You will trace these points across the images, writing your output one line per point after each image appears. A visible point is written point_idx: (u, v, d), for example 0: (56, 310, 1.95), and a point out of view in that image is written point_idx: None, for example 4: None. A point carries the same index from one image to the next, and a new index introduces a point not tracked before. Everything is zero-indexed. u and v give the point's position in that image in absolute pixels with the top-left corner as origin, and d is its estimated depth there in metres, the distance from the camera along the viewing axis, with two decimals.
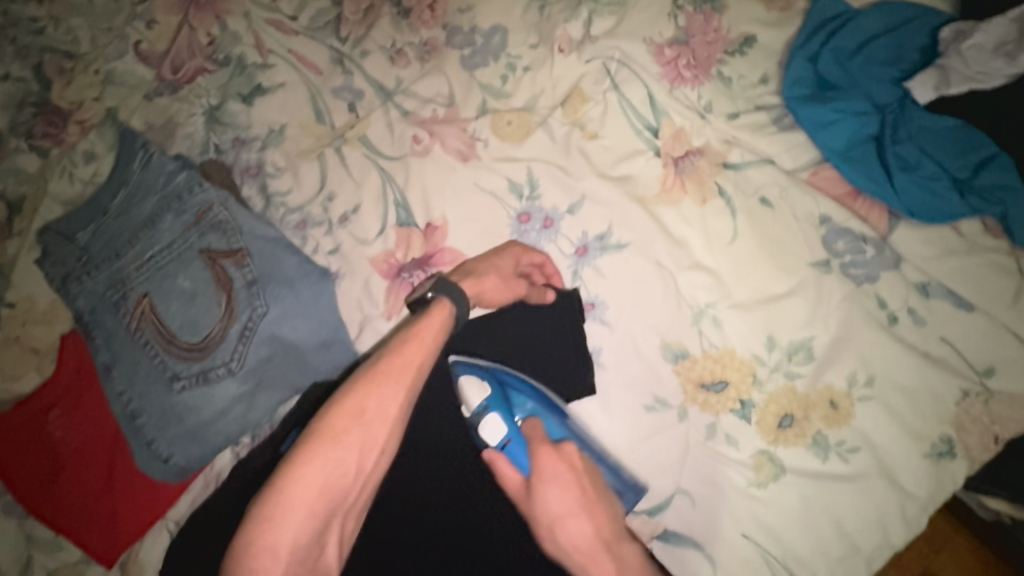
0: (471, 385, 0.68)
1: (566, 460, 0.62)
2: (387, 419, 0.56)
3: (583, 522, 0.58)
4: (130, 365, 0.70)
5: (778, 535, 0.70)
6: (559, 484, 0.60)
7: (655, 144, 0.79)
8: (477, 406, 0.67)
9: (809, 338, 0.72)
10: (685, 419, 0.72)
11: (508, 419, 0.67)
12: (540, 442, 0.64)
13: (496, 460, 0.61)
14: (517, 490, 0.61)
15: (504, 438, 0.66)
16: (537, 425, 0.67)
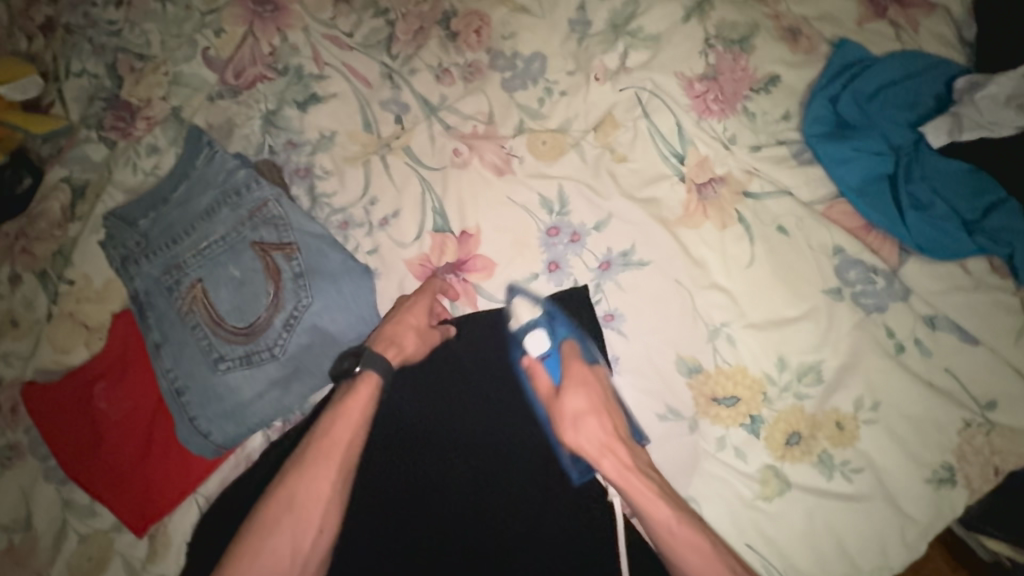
0: (524, 302, 0.80)
1: (599, 378, 0.76)
2: (319, 496, 0.68)
3: (597, 425, 0.74)
4: (178, 346, 0.75)
5: (781, 548, 0.72)
6: (585, 389, 0.75)
7: (680, 170, 0.84)
8: (526, 321, 0.80)
9: (818, 361, 0.76)
10: (696, 430, 0.76)
11: (552, 338, 0.79)
12: (581, 361, 0.77)
13: (535, 367, 0.80)
14: (546, 393, 0.79)
15: (544, 352, 0.79)
16: (574, 348, 0.78)
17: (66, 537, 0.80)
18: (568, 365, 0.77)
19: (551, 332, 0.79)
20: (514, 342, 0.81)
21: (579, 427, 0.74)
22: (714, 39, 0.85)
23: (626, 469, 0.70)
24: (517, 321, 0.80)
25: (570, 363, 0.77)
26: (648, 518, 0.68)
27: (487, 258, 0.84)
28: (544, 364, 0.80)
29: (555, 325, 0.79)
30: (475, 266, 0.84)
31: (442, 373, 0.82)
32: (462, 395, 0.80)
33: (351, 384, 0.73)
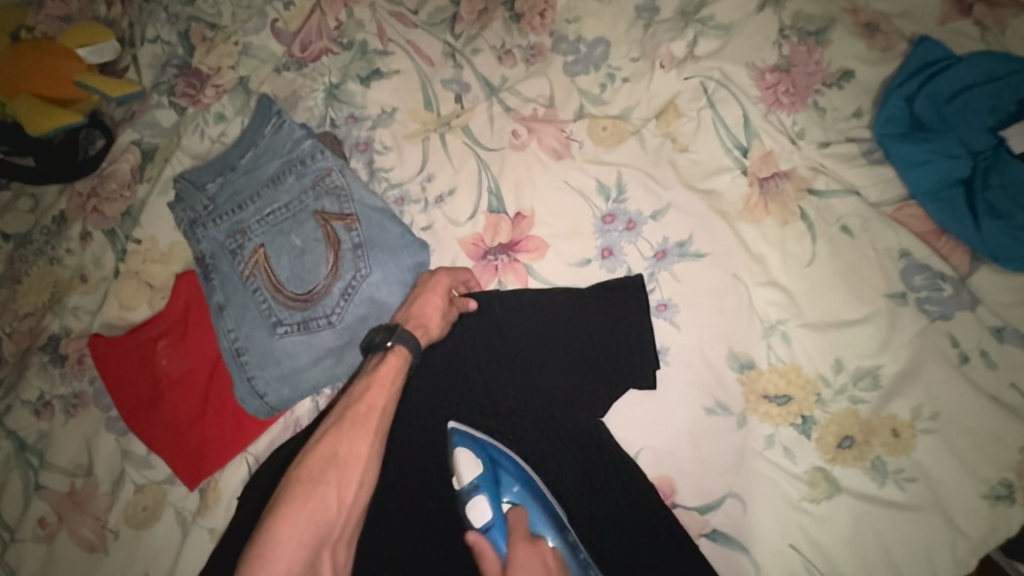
0: (464, 454, 0.76)
1: (541, 556, 0.74)
2: (359, 456, 0.65)
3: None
4: (239, 308, 0.77)
5: (826, 552, 0.71)
6: (536, 569, 0.73)
7: (743, 163, 0.82)
8: (467, 483, 0.76)
9: (876, 366, 0.74)
10: (745, 426, 0.75)
11: (494, 506, 0.78)
12: (523, 531, 0.77)
13: (480, 543, 0.72)
14: (495, 573, 0.71)
15: (489, 523, 0.77)
16: (521, 517, 0.77)
17: (123, 485, 0.83)
18: (514, 548, 0.75)
19: (489, 503, 0.77)
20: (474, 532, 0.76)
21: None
22: (788, 31, 0.84)
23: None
24: (459, 482, 0.77)
25: (514, 541, 0.75)
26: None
27: (540, 240, 0.84)
28: (488, 536, 0.77)
29: (503, 485, 0.79)
30: (528, 247, 0.84)
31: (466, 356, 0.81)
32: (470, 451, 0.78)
33: (380, 356, 0.70)
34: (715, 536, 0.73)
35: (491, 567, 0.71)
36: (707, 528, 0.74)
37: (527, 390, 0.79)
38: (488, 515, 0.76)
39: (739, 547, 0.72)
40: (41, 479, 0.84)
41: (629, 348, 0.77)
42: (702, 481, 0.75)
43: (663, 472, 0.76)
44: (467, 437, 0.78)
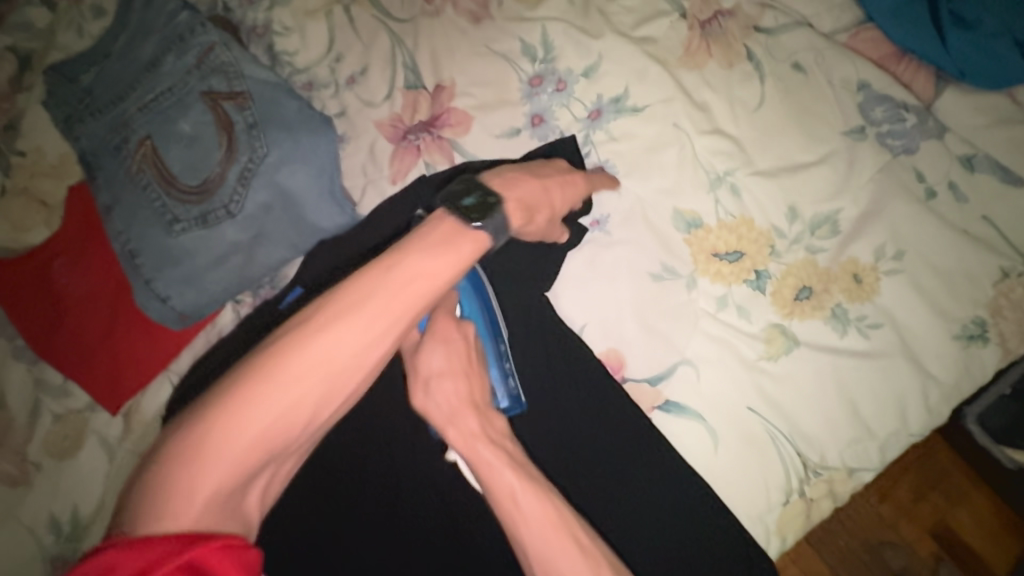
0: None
1: (461, 336, 0.62)
2: (361, 366, 0.47)
3: (456, 383, 0.59)
4: (130, 208, 0.70)
5: (788, 412, 0.66)
6: (446, 346, 0.60)
7: (681, 4, 0.74)
8: None
9: (835, 211, 0.68)
10: (694, 288, 0.69)
11: (435, 316, 0.64)
12: (448, 308, 0.62)
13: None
14: (406, 340, 0.61)
15: None
16: (450, 294, 0.64)
17: (41, 415, 0.78)
18: (434, 313, 0.61)
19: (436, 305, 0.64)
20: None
21: (423, 386, 0.59)
22: None
23: (474, 437, 0.56)
24: None
25: (436, 307, 0.62)
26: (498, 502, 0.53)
27: (463, 112, 0.76)
28: None
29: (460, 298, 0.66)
30: (451, 121, 0.76)
31: None
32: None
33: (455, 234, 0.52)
34: (668, 408, 0.68)
35: (403, 328, 0.62)
36: (659, 400, 0.68)
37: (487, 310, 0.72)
38: None
39: (693, 416, 0.67)
40: None
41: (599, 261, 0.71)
42: (650, 352, 0.68)
43: (611, 346, 0.69)
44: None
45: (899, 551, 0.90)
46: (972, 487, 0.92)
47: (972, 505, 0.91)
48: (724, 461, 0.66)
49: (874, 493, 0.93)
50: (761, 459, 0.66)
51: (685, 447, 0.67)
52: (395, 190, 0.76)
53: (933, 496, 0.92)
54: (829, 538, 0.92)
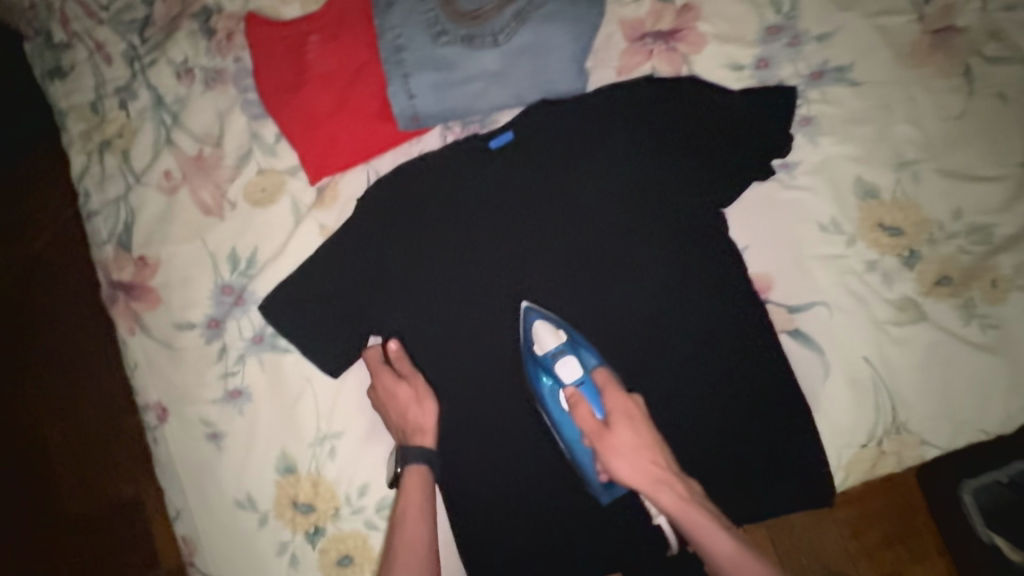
0: (543, 328, 0.77)
1: (630, 405, 0.72)
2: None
3: (651, 456, 0.70)
4: (410, 11, 0.82)
5: (895, 371, 0.76)
6: (629, 421, 0.71)
7: (923, 9, 0.82)
8: (553, 348, 0.76)
9: (992, 225, 0.77)
10: (852, 246, 0.79)
11: (580, 368, 0.75)
12: (617, 388, 0.74)
13: (579, 401, 0.73)
14: (593, 430, 0.72)
15: (577, 380, 0.75)
16: (608, 376, 0.74)
17: (246, 163, 0.87)
18: (609, 401, 0.73)
19: (580, 361, 0.76)
20: (537, 369, 0.77)
21: (626, 455, 0.69)
22: None
23: (705, 526, 0.66)
24: (542, 348, 0.76)
25: (608, 396, 0.73)
26: (721, 564, 0.64)
27: (701, 35, 0.85)
28: (582, 393, 0.74)
29: (584, 353, 0.77)
30: (687, 39, 0.85)
31: (619, 153, 0.81)
32: (569, 227, 0.81)
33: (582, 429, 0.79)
34: (796, 335, 0.78)
35: (586, 417, 0.72)
36: (791, 326, 0.78)
37: (667, 205, 0.80)
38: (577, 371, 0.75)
39: (815, 348, 0.77)
40: (172, 136, 0.88)
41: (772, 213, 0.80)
42: (796, 285, 0.78)
43: (765, 270, 0.79)
44: (543, 316, 0.78)
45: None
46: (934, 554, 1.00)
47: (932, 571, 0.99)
48: (828, 392, 0.77)
49: (850, 530, 1.00)
50: (859, 401, 0.76)
51: (799, 370, 0.77)
52: (619, 80, 0.85)
53: (897, 550, 1.00)
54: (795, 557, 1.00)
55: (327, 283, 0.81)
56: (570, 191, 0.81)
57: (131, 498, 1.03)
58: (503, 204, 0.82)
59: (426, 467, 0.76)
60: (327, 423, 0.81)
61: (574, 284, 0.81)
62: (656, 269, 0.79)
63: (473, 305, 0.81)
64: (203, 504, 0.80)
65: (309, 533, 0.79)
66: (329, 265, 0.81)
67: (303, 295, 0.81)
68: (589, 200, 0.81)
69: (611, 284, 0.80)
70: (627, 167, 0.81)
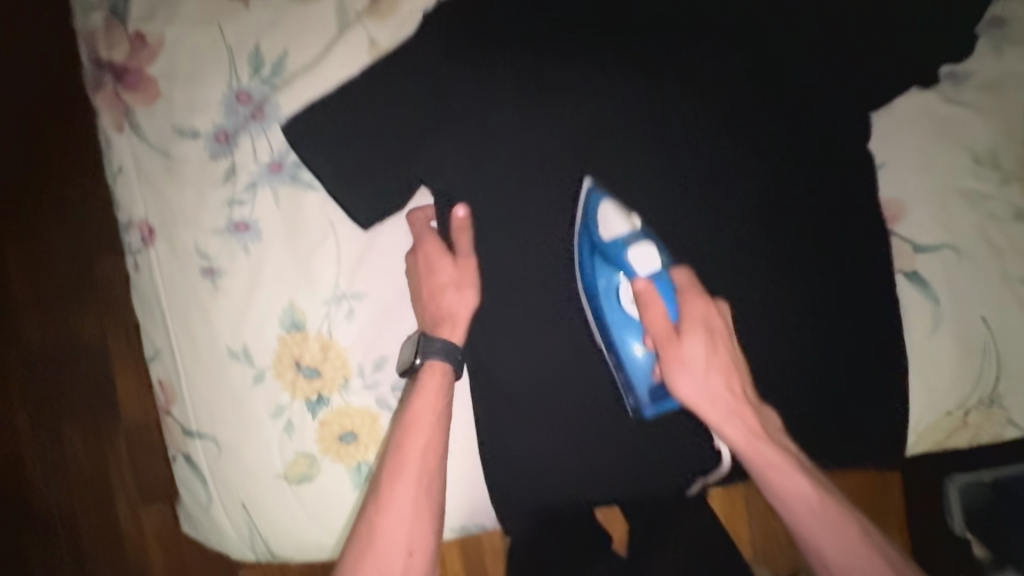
0: (612, 211, 0.64)
1: (712, 314, 0.62)
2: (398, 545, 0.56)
3: (726, 375, 0.61)
4: None
5: (1011, 337, 0.67)
6: (706, 329, 0.61)
7: None
8: (625, 234, 0.64)
9: None
10: (1003, 186, 0.67)
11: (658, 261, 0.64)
12: (697, 288, 0.63)
13: (650, 296, 0.63)
14: (661, 332, 0.62)
15: (651, 274, 0.64)
16: (689, 277, 0.63)
17: None
18: (687, 303, 0.62)
19: (658, 251, 0.64)
20: (594, 259, 0.65)
21: (695, 370, 0.61)
22: None
23: (774, 460, 0.58)
24: (610, 233, 0.64)
25: (687, 296, 0.62)
26: (784, 498, 0.56)
27: None
28: (655, 290, 0.64)
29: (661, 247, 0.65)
30: None
31: (769, 16, 0.64)
32: (689, 99, 0.64)
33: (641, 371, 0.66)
34: (913, 277, 0.66)
35: (654, 318, 0.62)
36: (910, 266, 0.66)
37: (810, 95, 0.64)
38: (654, 265, 0.64)
39: (931, 296, 0.66)
40: None
41: (924, 131, 0.66)
42: (928, 220, 0.66)
43: (897, 195, 0.66)
44: (609, 198, 0.65)
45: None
46: (901, 538, 0.94)
47: None
48: (932, 347, 0.67)
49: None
50: (962, 363, 0.67)
51: (906, 318, 0.66)
52: None
53: None
54: (761, 516, 0.96)
55: (375, 110, 0.64)
56: (701, 51, 0.64)
57: (93, 346, 0.89)
58: (614, 53, 0.64)
59: (447, 366, 0.64)
60: (349, 280, 0.68)
61: (682, 171, 0.65)
62: (783, 170, 0.65)
63: (548, 174, 0.65)
64: (190, 346, 0.69)
65: (311, 401, 0.68)
66: (381, 88, 0.64)
67: (341, 120, 0.65)
68: (723, 69, 0.64)
69: (724, 179, 0.65)
70: (776, 35, 0.63)
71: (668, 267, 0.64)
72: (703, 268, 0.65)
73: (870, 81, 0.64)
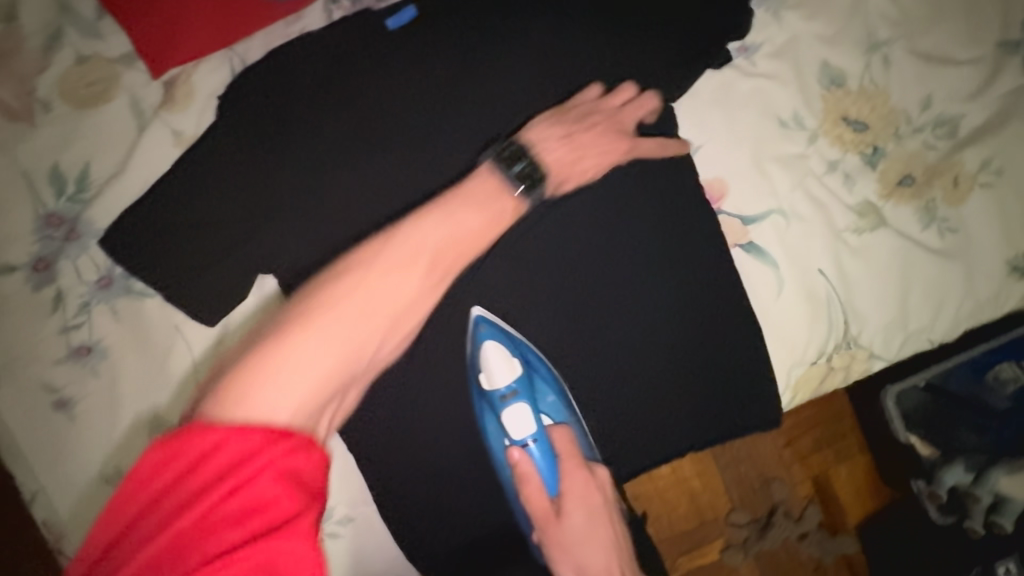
0: (495, 353, 0.65)
1: (596, 486, 0.65)
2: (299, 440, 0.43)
3: (602, 552, 0.62)
4: None
5: (850, 282, 0.70)
6: (583, 506, 0.64)
7: None
8: (503, 387, 0.66)
9: (961, 115, 0.69)
10: (812, 143, 0.69)
11: (535, 417, 0.67)
12: (575, 455, 0.66)
13: (526, 468, 0.64)
14: (542, 512, 0.64)
15: (529, 436, 0.66)
16: (566, 436, 0.67)
17: (59, 47, 0.65)
18: (565, 473, 0.65)
19: (533, 406, 0.67)
20: (481, 406, 0.66)
21: (573, 556, 0.62)
22: None
23: None
24: (489, 382, 0.66)
25: (566, 466, 0.65)
26: None
27: None
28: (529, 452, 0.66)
29: (542, 391, 0.67)
30: None
31: (552, 42, 0.66)
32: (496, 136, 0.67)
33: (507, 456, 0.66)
34: (749, 249, 0.69)
35: (531, 493, 0.63)
36: (744, 239, 0.69)
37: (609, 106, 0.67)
38: (532, 425, 0.66)
39: (769, 263, 0.69)
40: None
41: (727, 109, 0.69)
42: (750, 192, 0.69)
43: (717, 175, 0.69)
44: (496, 331, 0.65)
45: (783, 489, 0.99)
46: (858, 453, 1.01)
47: (853, 465, 1.01)
48: (780, 310, 0.70)
49: (784, 439, 0.99)
50: (813, 316, 0.70)
51: (749, 289, 0.70)
52: None
53: (824, 451, 1.00)
54: (733, 466, 0.98)
55: (191, 215, 0.64)
56: (497, 86, 0.67)
57: None
58: (420, 103, 0.66)
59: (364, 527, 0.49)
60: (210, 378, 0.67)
61: None
62: (604, 184, 0.66)
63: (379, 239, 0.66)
64: (59, 483, 0.66)
65: None
66: (191, 189, 0.64)
67: (159, 229, 0.64)
68: (521, 101, 0.67)
69: (555, 201, 0.66)
70: (561, 58, 0.67)
71: (546, 423, 0.67)
72: (553, 292, 0.66)
73: (665, 76, 0.66)
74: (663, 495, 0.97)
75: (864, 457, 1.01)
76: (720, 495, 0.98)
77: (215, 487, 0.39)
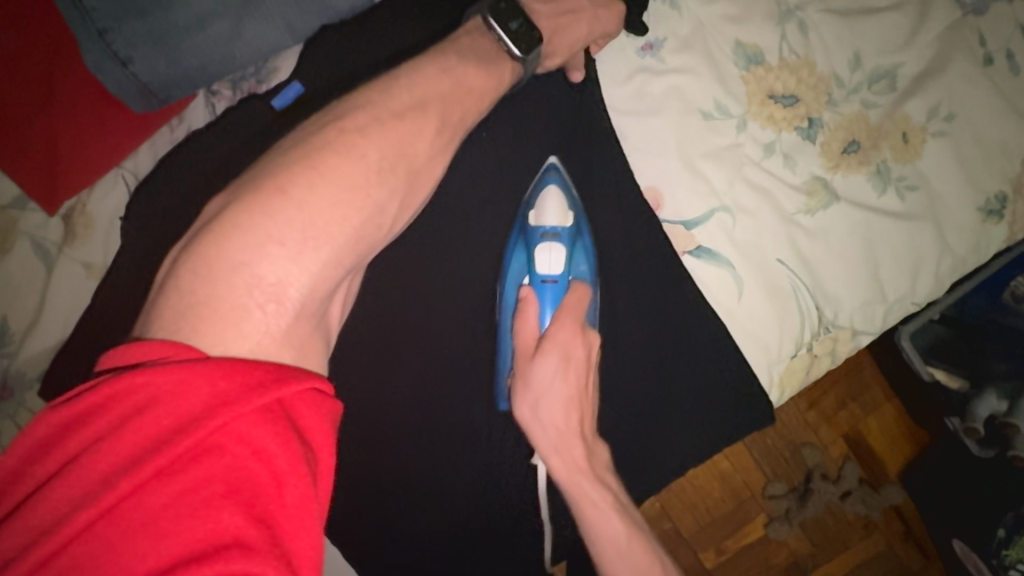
0: (553, 200, 0.62)
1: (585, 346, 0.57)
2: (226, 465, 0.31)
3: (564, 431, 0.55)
4: None
5: (813, 265, 0.65)
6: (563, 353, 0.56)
7: None
8: (547, 226, 0.62)
9: (897, 65, 0.64)
10: (742, 129, 0.64)
11: (564, 261, 0.62)
12: (575, 311, 0.58)
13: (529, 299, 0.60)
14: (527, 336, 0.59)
15: (550, 275, 0.61)
16: (581, 293, 0.59)
17: None
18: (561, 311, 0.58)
19: (568, 254, 0.62)
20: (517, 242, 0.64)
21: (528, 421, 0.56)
22: None
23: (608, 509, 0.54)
24: (537, 220, 0.62)
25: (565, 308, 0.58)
26: None
27: None
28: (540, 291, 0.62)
29: (574, 259, 0.63)
30: None
31: None
32: None
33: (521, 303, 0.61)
34: (700, 254, 0.65)
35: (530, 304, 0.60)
36: (691, 245, 0.65)
37: (522, 145, 0.64)
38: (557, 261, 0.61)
39: (724, 263, 0.65)
40: None
41: (647, 114, 0.64)
42: (688, 194, 0.65)
43: (650, 185, 0.65)
44: (562, 187, 0.63)
45: (816, 452, 0.90)
46: (886, 402, 0.91)
47: (884, 419, 0.90)
48: (745, 310, 0.65)
49: (805, 401, 0.90)
50: (781, 309, 0.65)
51: (709, 295, 0.65)
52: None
53: (852, 406, 0.90)
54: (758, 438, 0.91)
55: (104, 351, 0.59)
56: None
57: None
58: None
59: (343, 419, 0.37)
60: None
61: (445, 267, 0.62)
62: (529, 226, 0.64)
63: None
64: None
65: None
66: (99, 322, 0.60)
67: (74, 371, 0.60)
68: None
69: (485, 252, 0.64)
70: None
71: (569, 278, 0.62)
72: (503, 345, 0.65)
73: (570, 88, 0.63)
74: (690, 482, 0.89)
75: (896, 410, 0.90)
76: (752, 472, 0.90)
77: (162, 450, 0.30)
